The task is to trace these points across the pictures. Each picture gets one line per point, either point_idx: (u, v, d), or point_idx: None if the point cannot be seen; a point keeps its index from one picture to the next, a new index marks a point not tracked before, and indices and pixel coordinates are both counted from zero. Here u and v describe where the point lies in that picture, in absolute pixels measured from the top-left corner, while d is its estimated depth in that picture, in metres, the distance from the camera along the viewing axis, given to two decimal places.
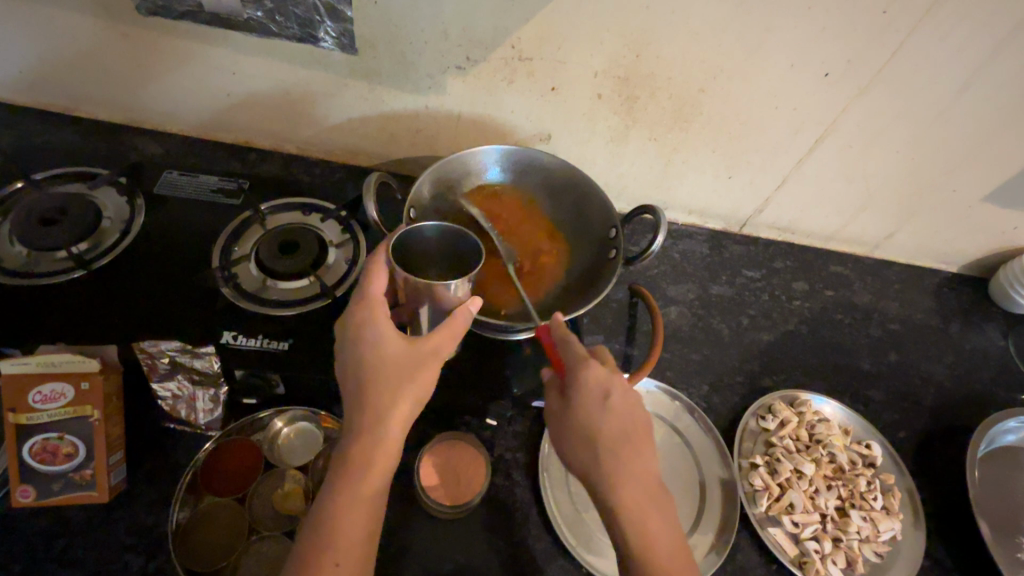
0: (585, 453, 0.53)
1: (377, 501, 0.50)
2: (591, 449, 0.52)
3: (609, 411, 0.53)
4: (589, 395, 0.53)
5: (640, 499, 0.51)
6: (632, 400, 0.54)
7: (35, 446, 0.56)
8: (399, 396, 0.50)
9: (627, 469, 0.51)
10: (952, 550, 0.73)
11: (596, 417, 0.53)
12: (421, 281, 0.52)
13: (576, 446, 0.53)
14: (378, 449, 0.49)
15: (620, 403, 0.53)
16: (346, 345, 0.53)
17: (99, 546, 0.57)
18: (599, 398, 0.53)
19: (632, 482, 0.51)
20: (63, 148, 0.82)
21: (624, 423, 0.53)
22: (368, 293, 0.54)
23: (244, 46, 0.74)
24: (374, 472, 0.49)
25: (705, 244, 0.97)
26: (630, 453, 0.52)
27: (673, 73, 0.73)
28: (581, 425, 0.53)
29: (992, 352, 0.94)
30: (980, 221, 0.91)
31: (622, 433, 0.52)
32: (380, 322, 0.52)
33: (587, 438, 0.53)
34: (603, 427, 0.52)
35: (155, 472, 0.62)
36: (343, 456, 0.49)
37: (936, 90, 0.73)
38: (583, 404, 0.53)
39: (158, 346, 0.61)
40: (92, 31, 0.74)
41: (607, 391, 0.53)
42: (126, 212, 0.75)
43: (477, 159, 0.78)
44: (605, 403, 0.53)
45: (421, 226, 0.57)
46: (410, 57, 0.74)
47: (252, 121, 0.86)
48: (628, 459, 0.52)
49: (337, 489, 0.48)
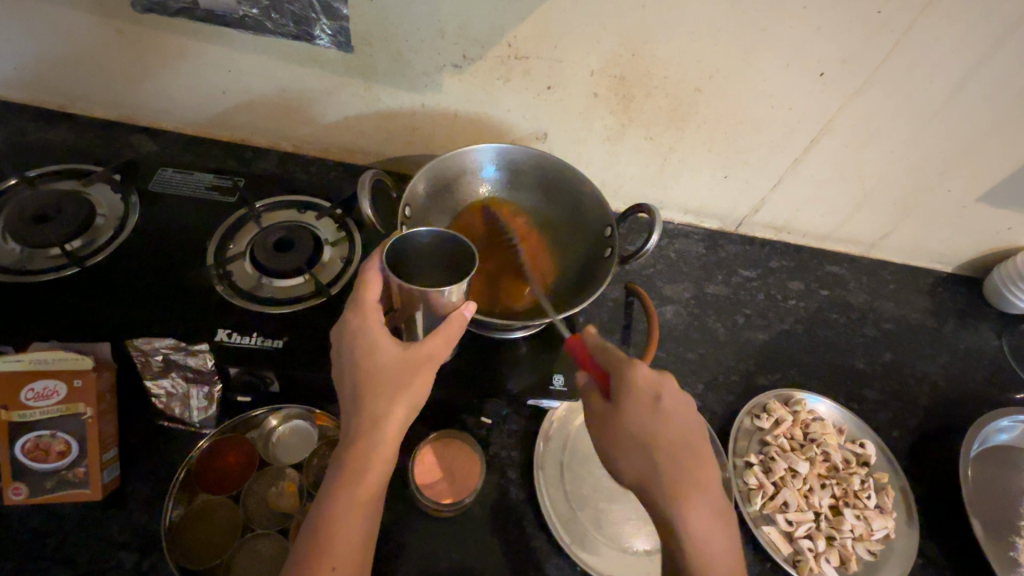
0: (638, 460, 0.53)
1: (374, 505, 0.49)
2: (645, 457, 0.52)
3: (662, 416, 0.53)
4: (641, 400, 0.53)
5: (700, 507, 0.51)
6: (681, 404, 0.54)
7: (28, 444, 0.56)
8: (394, 401, 0.50)
9: (684, 477, 0.52)
10: (945, 548, 0.73)
11: (649, 423, 0.53)
12: (413, 288, 0.52)
13: (627, 453, 0.53)
14: (374, 454, 0.49)
15: (672, 408, 0.53)
16: (342, 351, 0.53)
17: (93, 545, 0.57)
18: (650, 403, 0.53)
19: (694, 492, 0.51)
20: (57, 144, 0.82)
21: (676, 428, 0.53)
22: (362, 300, 0.54)
23: (240, 43, 0.74)
24: (370, 477, 0.49)
25: (700, 243, 0.98)
26: (685, 459, 0.52)
27: (669, 72, 0.73)
28: (633, 432, 0.53)
29: (985, 352, 0.94)
30: (975, 221, 0.92)
31: (676, 440, 0.53)
32: (377, 329, 0.53)
33: (642, 445, 0.53)
34: (657, 434, 0.53)
35: (149, 471, 0.62)
36: (339, 460, 0.49)
37: (930, 91, 0.73)
38: (636, 409, 0.53)
39: (151, 343, 0.62)
40: (87, 27, 0.74)
41: (657, 394, 0.53)
42: (121, 209, 0.74)
43: (473, 157, 0.78)
44: (658, 409, 0.53)
45: (417, 232, 0.56)
46: (406, 55, 0.74)
47: (247, 119, 0.85)
48: (684, 465, 0.52)
49: (335, 493, 0.48)
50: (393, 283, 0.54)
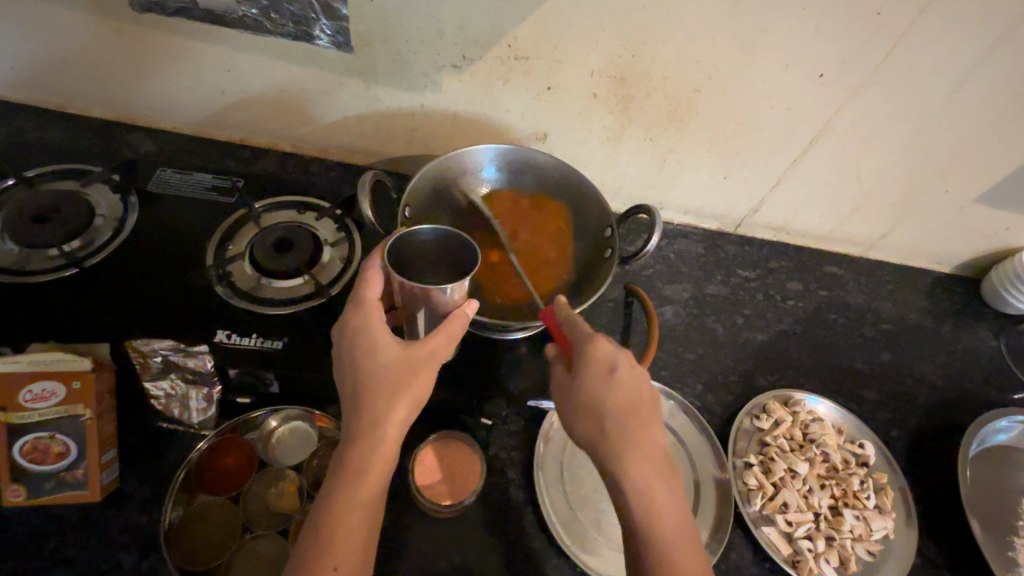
0: (591, 426, 0.53)
1: (375, 505, 0.49)
2: (598, 423, 0.52)
3: (616, 383, 0.53)
4: (596, 368, 0.54)
5: (649, 474, 0.50)
6: (637, 375, 0.54)
7: (26, 446, 0.56)
8: (396, 400, 0.50)
9: (633, 444, 0.51)
10: (944, 548, 0.73)
11: (602, 390, 0.53)
12: (415, 286, 0.52)
13: (581, 419, 0.53)
14: (375, 453, 0.49)
15: (626, 377, 0.53)
16: (343, 351, 0.53)
17: (91, 546, 0.57)
18: (604, 373, 0.53)
19: (643, 456, 0.51)
20: (55, 144, 0.82)
21: (630, 397, 0.53)
22: (364, 299, 0.54)
23: (239, 43, 0.74)
24: (372, 476, 0.49)
25: (699, 244, 0.98)
26: (637, 425, 0.52)
27: (668, 73, 0.74)
28: (587, 398, 0.53)
29: (983, 352, 0.95)
30: (973, 221, 0.92)
31: (630, 407, 0.53)
32: (378, 328, 0.53)
33: (594, 410, 0.53)
34: (609, 400, 0.52)
35: (148, 472, 0.62)
36: (341, 459, 0.49)
37: (929, 91, 0.73)
38: (590, 375, 0.53)
39: (151, 345, 0.61)
40: (85, 27, 0.73)
41: (613, 363, 0.54)
42: (119, 209, 0.74)
43: (473, 157, 0.78)
44: (612, 377, 0.53)
45: (418, 230, 0.56)
46: (405, 55, 0.74)
47: (247, 119, 0.85)
48: (635, 433, 0.52)
49: (337, 492, 0.48)
50: (396, 282, 0.54)
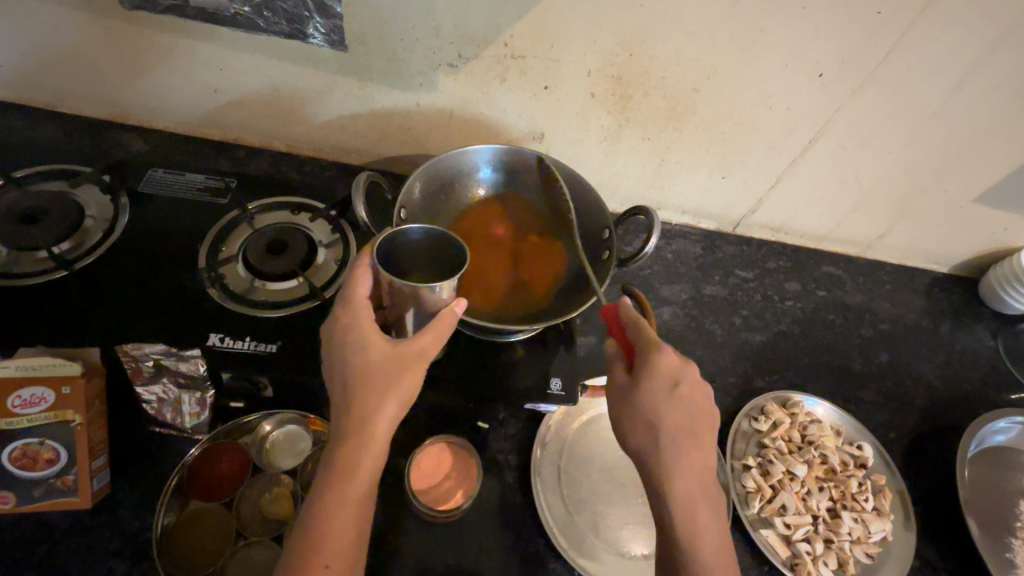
0: (645, 438, 0.52)
1: (365, 503, 0.49)
2: (653, 437, 0.51)
3: (675, 400, 0.52)
4: (657, 383, 0.52)
5: (695, 493, 0.50)
6: (698, 395, 0.54)
7: (15, 452, 0.55)
8: (385, 398, 0.49)
9: (688, 462, 0.51)
10: (942, 549, 0.73)
11: (663, 404, 0.52)
12: (404, 284, 0.51)
13: (637, 430, 0.53)
14: (364, 451, 0.48)
15: (688, 394, 0.53)
16: (333, 348, 0.52)
17: (82, 553, 0.56)
18: (667, 387, 0.53)
19: (692, 474, 0.50)
20: (45, 143, 0.80)
21: (689, 415, 0.52)
22: (352, 297, 0.53)
23: (230, 41, 0.72)
24: (361, 474, 0.48)
25: (697, 244, 0.97)
26: (690, 444, 0.51)
27: (666, 72, 0.73)
28: (645, 410, 0.52)
29: (981, 352, 0.95)
30: (973, 220, 0.91)
31: (685, 425, 0.52)
32: (366, 326, 0.52)
33: (648, 422, 0.52)
34: (665, 416, 0.52)
35: (140, 477, 0.61)
36: (330, 457, 0.49)
37: (928, 90, 0.73)
38: (649, 389, 0.52)
39: (142, 349, 0.60)
40: (75, 25, 0.72)
41: (675, 381, 0.53)
42: (110, 211, 0.73)
43: (469, 158, 0.77)
44: (673, 394, 0.52)
45: (407, 228, 0.55)
46: (401, 54, 0.73)
47: (241, 119, 0.84)
48: (691, 452, 0.51)
49: (326, 489, 0.47)
50: (384, 280, 0.53)
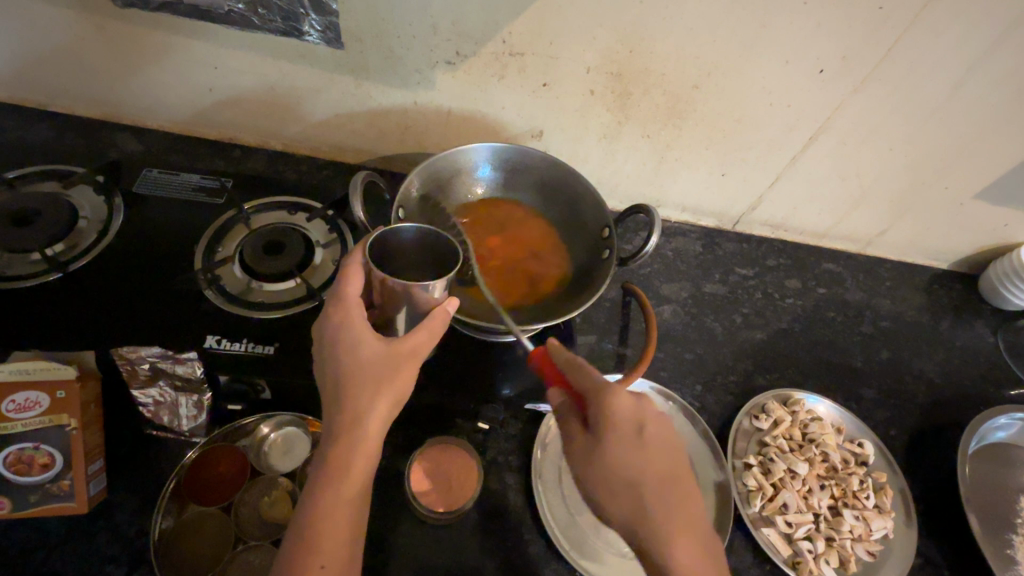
0: (623, 500, 0.51)
1: (358, 502, 0.48)
2: (632, 493, 0.50)
3: (644, 449, 0.50)
4: (622, 433, 0.51)
5: (683, 540, 0.49)
6: (664, 431, 0.52)
7: (10, 457, 0.54)
8: (379, 396, 0.49)
9: (670, 511, 0.50)
10: (943, 546, 0.73)
11: (632, 458, 0.50)
12: (396, 282, 0.50)
13: (611, 490, 0.51)
14: (357, 451, 0.48)
15: (653, 439, 0.51)
16: (325, 350, 0.51)
17: (79, 558, 0.55)
18: (634, 434, 0.50)
19: (677, 523, 0.49)
20: (38, 144, 0.80)
21: (662, 456, 0.51)
22: (344, 296, 0.53)
23: (225, 39, 0.71)
24: (355, 474, 0.47)
25: (697, 242, 0.97)
26: (668, 489, 0.50)
27: (667, 69, 0.72)
28: (616, 467, 0.51)
29: (981, 349, 0.94)
30: (973, 217, 0.91)
31: (657, 471, 0.51)
32: (359, 325, 0.51)
33: (620, 478, 0.51)
34: (639, 470, 0.50)
35: (137, 481, 0.60)
36: (322, 458, 0.48)
37: (930, 86, 0.72)
38: (615, 442, 0.51)
39: (139, 351, 0.59)
40: (67, 23, 0.71)
41: (638, 424, 0.51)
42: (104, 212, 0.72)
43: (467, 157, 0.76)
44: (640, 441, 0.50)
45: (401, 227, 0.55)
46: (398, 51, 0.72)
47: (236, 118, 0.83)
48: (670, 503, 0.50)
49: (319, 490, 0.47)
50: (377, 278, 0.52)
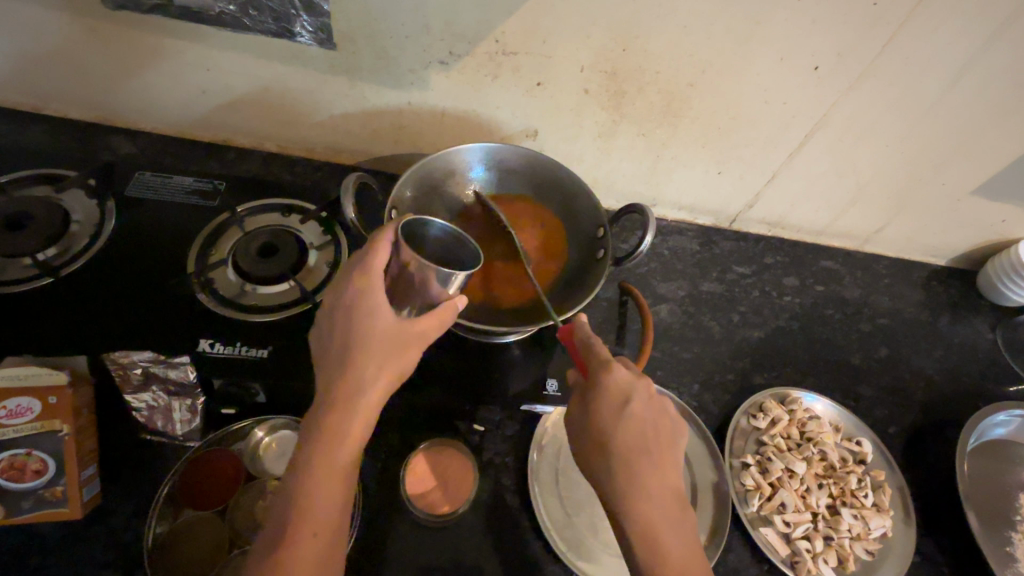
0: (600, 463, 0.51)
1: (348, 473, 0.48)
2: (606, 456, 0.51)
3: (626, 420, 0.51)
4: (608, 402, 0.52)
5: (651, 506, 0.50)
6: (653, 410, 0.52)
7: (3, 464, 0.54)
8: (383, 369, 0.49)
9: (643, 480, 0.50)
10: (942, 544, 0.73)
11: (614, 425, 0.51)
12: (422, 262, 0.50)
13: (591, 451, 0.52)
14: (356, 422, 0.48)
15: (637, 413, 0.51)
16: (337, 312, 0.50)
17: (74, 564, 0.55)
18: (618, 405, 0.52)
19: (648, 490, 0.50)
20: (31, 148, 0.79)
21: (646, 432, 0.51)
22: (370, 270, 0.51)
23: (217, 42, 0.71)
24: (349, 444, 0.47)
25: (695, 241, 0.96)
26: (646, 460, 0.50)
27: (662, 67, 0.72)
28: (597, 430, 0.52)
29: (980, 345, 0.94)
30: (970, 213, 0.91)
31: (636, 442, 0.51)
32: (378, 297, 0.50)
33: (600, 443, 0.51)
34: (618, 438, 0.51)
35: (131, 486, 0.60)
36: (318, 423, 0.47)
37: (929, 79, 0.71)
38: (601, 409, 0.52)
39: (130, 356, 0.59)
40: (58, 26, 0.71)
41: (625, 398, 0.52)
42: (96, 216, 0.72)
43: (460, 158, 0.76)
44: (624, 411, 0.51)
45: (430, 221, 0.55)
46: (391, 51, 0.71)
47: (230, 119, 0.83)
48: (644, 472, 0.50)
49: (313, 455, 0.46)
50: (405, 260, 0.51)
